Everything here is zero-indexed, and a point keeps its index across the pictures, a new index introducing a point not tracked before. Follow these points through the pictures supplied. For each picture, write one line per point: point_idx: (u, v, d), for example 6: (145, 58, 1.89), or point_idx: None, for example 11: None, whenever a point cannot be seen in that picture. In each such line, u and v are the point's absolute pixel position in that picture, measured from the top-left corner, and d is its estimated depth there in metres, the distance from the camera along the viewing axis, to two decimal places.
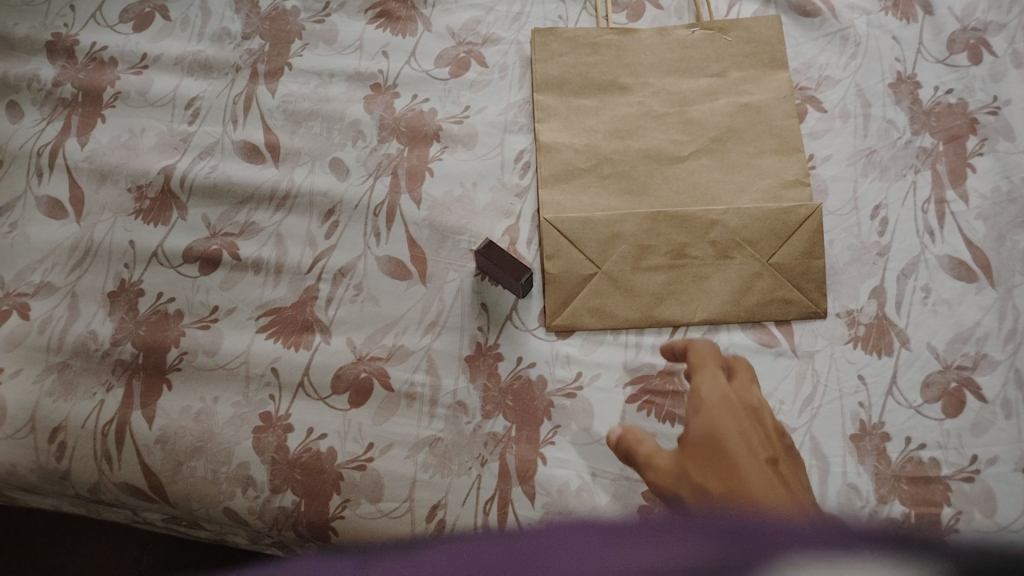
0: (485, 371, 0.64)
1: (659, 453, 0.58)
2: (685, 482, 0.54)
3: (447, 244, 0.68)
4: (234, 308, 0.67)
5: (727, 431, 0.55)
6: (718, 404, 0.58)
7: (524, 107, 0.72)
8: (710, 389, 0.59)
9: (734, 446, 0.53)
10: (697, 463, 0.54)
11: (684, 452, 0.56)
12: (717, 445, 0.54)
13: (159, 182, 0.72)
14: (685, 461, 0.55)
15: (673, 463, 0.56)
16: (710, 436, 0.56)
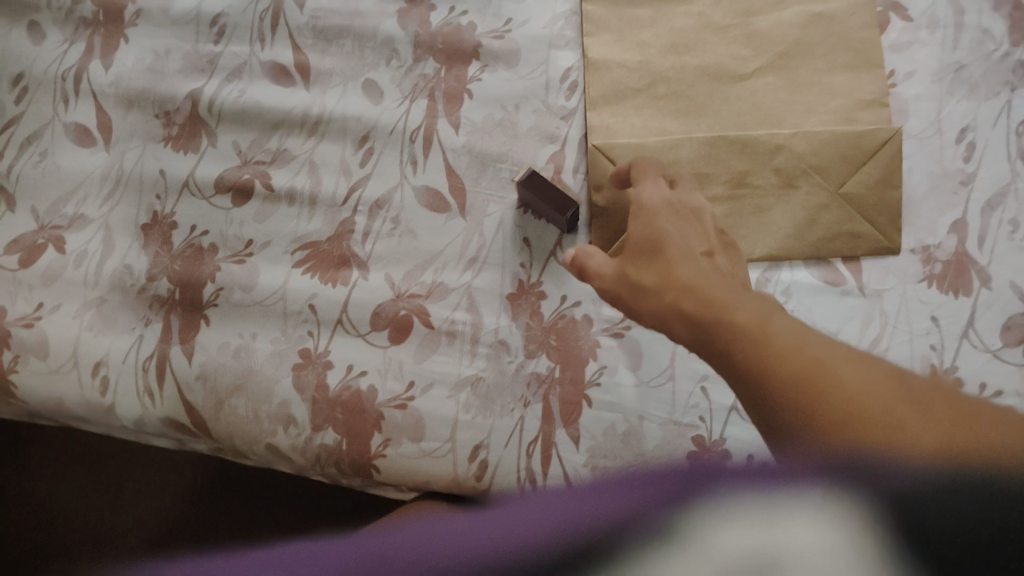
0: (527, 309, 0.61)
1: (612, 273, 0.50)
2: (629, 287, 0.49)
3: (488, 173, 0.64)
4: (269, 243, 0.64)
5: (675, 247, 0.49)
6: (676, 223, 0.51)
7: (571, 20, 0.66)
8: (656, 203, 0.52)
9: (680, 253, 0.48)
10: (653, 291, 0.47)
11: (638, 270, 0.49)
12: (675, 278, 0.46)
13: (186, 107, 0.69)
14: (641, 283, 0.48)
15: (642, 284, 0.48)
16: (664, 259, 0.48)
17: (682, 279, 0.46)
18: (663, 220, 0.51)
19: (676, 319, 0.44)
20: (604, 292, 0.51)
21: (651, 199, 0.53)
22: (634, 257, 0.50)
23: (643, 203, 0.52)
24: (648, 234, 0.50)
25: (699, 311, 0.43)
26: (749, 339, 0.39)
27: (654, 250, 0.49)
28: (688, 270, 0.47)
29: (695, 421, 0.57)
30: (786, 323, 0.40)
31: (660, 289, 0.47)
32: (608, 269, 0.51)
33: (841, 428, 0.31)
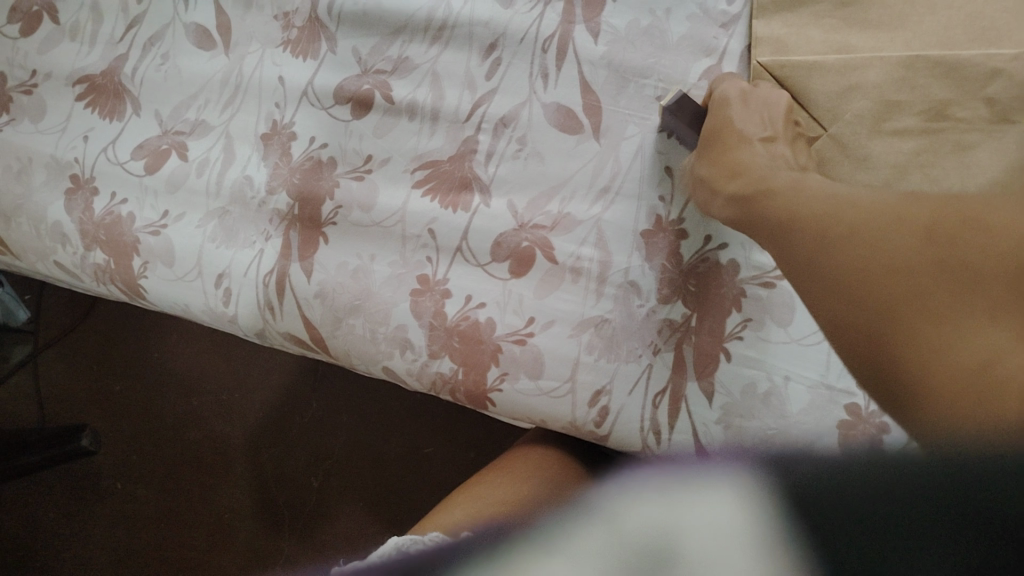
0: (663, 249, 0.55)
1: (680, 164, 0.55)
2: (690, 176, 0.53)
3: (628, 90, 0.56)
4: (389, 159, 0.60)
5: (728, 137, 0.52)
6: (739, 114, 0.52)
7: None
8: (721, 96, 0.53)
9: (732, 141, 0.51)
10: (708, 185, 0.51)
11: (699, 159, 0.53)
12: (726, 168, 0.50)
13: (306, 9, 0.64)
14: (696, 180, 0.53)
15: (694, 178, 0.53)
16: (717, 150, 0.52)
17: (729, 169, 0.50)
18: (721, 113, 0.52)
19: (722, 204, 0.50)
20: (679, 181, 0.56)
21: (727, 91, 0.52)
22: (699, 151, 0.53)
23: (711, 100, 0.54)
24: (709, 121, 0.52)
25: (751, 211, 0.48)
26: (795, 235, 0.44)
27: (712, 143, 0.52)
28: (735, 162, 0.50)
29: (852, 388, 0.50)
30: (827, 203, 0.43)
31: (713, 178, 0.51)
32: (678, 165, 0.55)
33: (883, 334, 0.38)
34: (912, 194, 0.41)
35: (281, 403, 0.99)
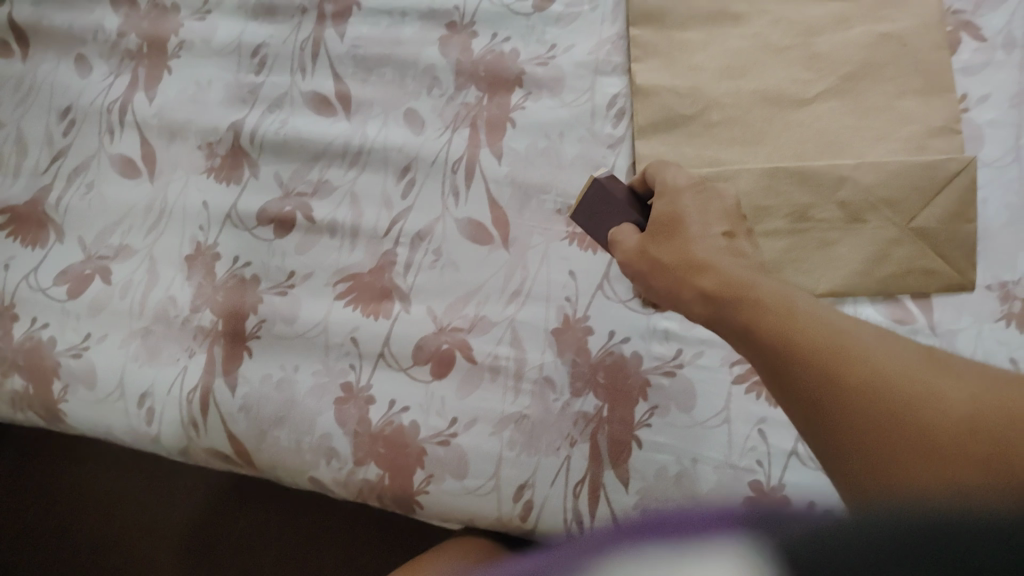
0: (573, 345, 0.59)
1: (622, 241, 0.49)
2: (648, 264, 0.47)
3: (531, 204, 0.62)
4: (311, 274, 0.64)
5: (689, 223, 0.46)
6: (697, 201, 0.47)
7: (618, 43, 0.64)
8: (676, 183, 0.49)
9: (697, 229, 0.46)
10: (669, 270, 0.46)
11: (652, 239, 0.47)
12: (693, 257, 0.45)
13: (228, 139, 0.68)
14: (651, 265, 0.47)
15: (649, 262, 0.47)
16: (677, 233, 0.46)
17: (698, 260, 0.44)
18: (677, 196, 0.48)
19: (693, 298, 0.44)
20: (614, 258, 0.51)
21: (675, 180, 0.49)
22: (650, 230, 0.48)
23: (661, 181, 0.50)
24: (661, 210, 0.48)
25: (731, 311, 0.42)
26: (800, 362, 0.38)
27: (671, 224, 0.47)
28: (703, 252, 0.45)
29: (752, 466, 0.54)
30: (830, 334, 0.39)
31: (675, 264, 0.45)
32: (621, 242, 0.49)
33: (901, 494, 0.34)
34: (937, 359, 0.38)
35: (203, 528, 0.94)
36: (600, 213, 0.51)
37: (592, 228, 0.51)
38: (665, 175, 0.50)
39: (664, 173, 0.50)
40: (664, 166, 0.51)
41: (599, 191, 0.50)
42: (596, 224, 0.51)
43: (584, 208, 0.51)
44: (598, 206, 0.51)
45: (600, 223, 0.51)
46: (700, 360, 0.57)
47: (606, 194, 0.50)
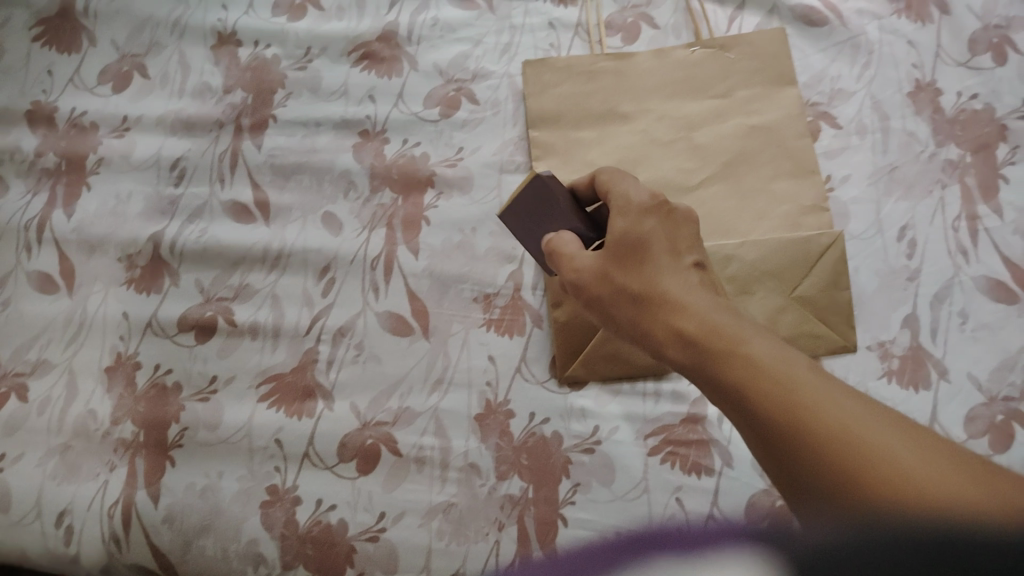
0: (496, 429, 0.60)
1: (573, 256, 0.46)
2: (611, 291, 0.44)
3: (449, 295, 0.65)
4: (233, 377, 0.64)
5: (656, 257, 0.44)
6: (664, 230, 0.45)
7: (519, 144, 0.69)
8: (643, 199, 0.46)
9: (666, 265, 0.44)
10: (635, 302, 0.43)
11: (615, 266, 0.44)
12: (662, 293, 0.42)
13: (149, 250, 0.69)
14: (612, 291, 0.44)
15: (614, 289, 0.44)
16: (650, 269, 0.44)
17: (677, 301, 0.42)
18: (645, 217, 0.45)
19: (668, 341, 0.42)
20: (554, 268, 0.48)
21: (632, 194, 0.46)
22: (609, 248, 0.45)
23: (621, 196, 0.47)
24: (621, 227, 0.45)
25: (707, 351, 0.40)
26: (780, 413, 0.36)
27: (639, 251, 0.44)
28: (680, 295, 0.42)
29: None
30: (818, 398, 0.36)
31: (643, 299, 0.43)
32: (570, 257, 0.46)
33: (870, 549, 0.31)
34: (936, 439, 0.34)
35: None
36: (536, 214, 0.49)
37: (525, 229, 0.50)
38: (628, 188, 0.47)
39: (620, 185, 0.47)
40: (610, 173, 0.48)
41: (536, 191, 0.48)
42: (530, 225, 0.49)
43: (522, 204, 0.49)
44: (535, 207, 0.49)
45: (535, 225, 0.49)
46: (616, 435, 0.59)
47: (547, 195, 0.48)
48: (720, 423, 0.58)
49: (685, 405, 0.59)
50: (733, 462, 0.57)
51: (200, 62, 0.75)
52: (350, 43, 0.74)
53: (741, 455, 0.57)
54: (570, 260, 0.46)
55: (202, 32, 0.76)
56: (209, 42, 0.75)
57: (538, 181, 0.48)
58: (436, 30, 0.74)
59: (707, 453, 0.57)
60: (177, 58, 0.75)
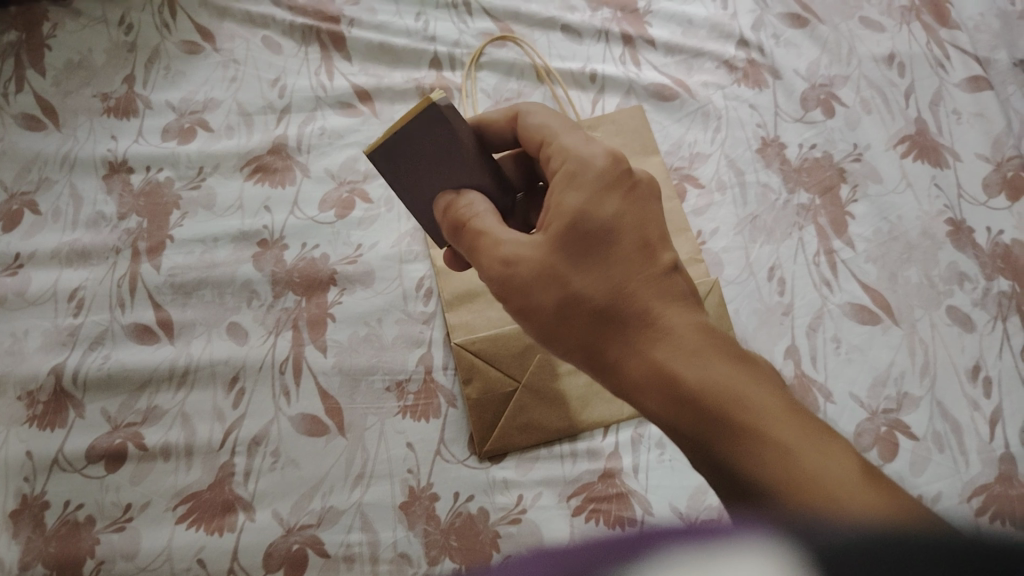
0: (423, 514, 0.60)
1: (506, 244, 0.46)
2: (560, 287, 0.44)
3: (361, 388, 0.66)
4: (148, 503, 0.62)
5: (605, 257, 0.45)
6: (613, 211, 0.46)
7: (416, 235, 0.73)
8: (596, 173, 0.46)
9: (616, 263, 0.45)
10: (581, 315, 0.44)
11: (560, 268, 0.44)
12: (622, 292, 0.44)
13: (50, 384, 0.67)
14: (559, 301, 0.44)
15: (561, 300, 0.44)
16: (599, 269, 0.44)
17: (632, 309, 0.43)
18: (590, 197, 0.46)
19: (630, 346, 0.43)
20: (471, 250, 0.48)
21: (570, 140, 0.48)
22: (546, 234, 0.45)
23: (558, 153, 0.48)
24: (576, 207, 0.45)
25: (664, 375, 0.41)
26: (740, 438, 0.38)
27: (581, 242, 0.45)
28: (634, 311, 0.43)
29: None
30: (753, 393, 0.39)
31: (592, 317, 0.44)
32: (498, 247, 0.46)
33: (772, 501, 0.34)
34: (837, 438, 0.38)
35: None
36: (420, 145, 0.46)
37: (395, 163, 0.47)
38: (570, 153, 0.47)
39: (551, 133, 0.49)
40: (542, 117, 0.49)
41: (431, 121, 0.45)
42: (406, 156, 0.47)
43: (411, 131, 0.45)
44: (423, 137, 0.46)
45: (415, 157, 0.47)
46: (540, 501, 0.61)
47: (442, 126, 0.46)
48: (636, 474, 0.61)
49: (601, 461, 0.62)
50: (653, 509, 0.60)
51: (93, 192, 0.75)
52: (241, 158, 0.77)
53: (659, 502, 0.60)
54: (499, 244, 0.46)
55: (93, 162, 0.77)
56: (100, 172, 0.76)
57: (436, 110, 0.45)
58: (324, 138, 0.78)
59: (628, 504, 0.60)
60: (69, 191, 0.75)
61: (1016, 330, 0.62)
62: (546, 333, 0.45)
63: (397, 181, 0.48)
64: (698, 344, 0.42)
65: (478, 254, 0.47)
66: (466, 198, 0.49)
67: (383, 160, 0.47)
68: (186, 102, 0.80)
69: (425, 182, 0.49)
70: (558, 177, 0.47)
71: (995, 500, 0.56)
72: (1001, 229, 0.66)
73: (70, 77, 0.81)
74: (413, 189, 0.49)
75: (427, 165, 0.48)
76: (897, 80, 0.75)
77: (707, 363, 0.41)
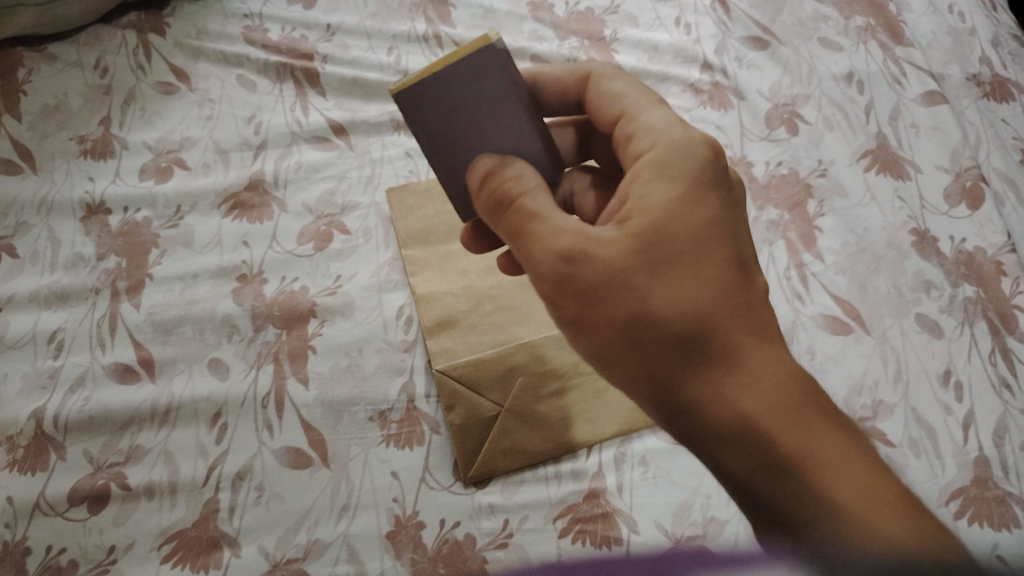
0: (410, 543, 0.60)
1: (574, 239, 0.41)
2: (629, 291, 0.41)
3: (343, 419, 0.66)
4: (133, 544, 0.61)
5: (694, 272, 0.41)
6: (709, 223, 0.42)
7: (395, 264, 0.74)
8: (690, 174, 0.43)
9: (704, 279, 0.41)
10: (655, 339, 0.41)
11: (645, 283, 0.41)
12: (704, 304, 0.41)
13: (31, 428, 0.65)
14: (629, 304, 0.41)
15: (637, 319, 0.40)
16: (688, 290, 0.41)
17: (710, 323, 0.41)
18: (687, 204, 0.42)
19: (706, 364, 0.41)
20: (517, 234, 0.43)
21: (651, 120, 0.46)
22: (627, 236, 0.41)
23: (655, 143, 0.44)
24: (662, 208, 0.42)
25: (740, 408, 0.40)
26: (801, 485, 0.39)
27: (670, 252, 0.41)
28: (718, 340, 0.41)
29: None
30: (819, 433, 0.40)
31: (669, 338, 0.40)
32: (561, 240, 0.41)
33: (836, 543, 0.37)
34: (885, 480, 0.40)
35: None
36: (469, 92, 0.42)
37: (438, 108, 0.42)
38: (669, 149, 0.44)
39: (638, 118, 0.46)
40: (621, 85, 0.49)
41: (483, 62, 0.41)
42: (442, 101, 0.42)
43: (457, 70, 0.41)
44: (470, 79, 0.42)
45: (453, 102, 0.42)
46: (527, 524, 0.61)
47: (495, 67, 0.42)
48: (620, 492, 0.62)
49: (586, 481, 0.62)
50: (639, 527, 0.60)
51: (71, 234, 0.75)
52: (219, 195, 0.77)
53: (644, 519, 0.60)
54: (556, 235, 0.42)
55: (71, 205, 0.77)
56: (78, 214, 0.76)
57: (492, 49, 0.41)
58: (301, 172, 0.79)
59: (614, 523, 0.60)
60: (47, 234, 0.75)
61: (983, 334, 0.64)
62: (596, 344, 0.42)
63: (425, 133, 0.43)
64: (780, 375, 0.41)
65: (528, 239, 0.43)
66: (516, 169, 0.44)
67: (414, 103, 0.42)
68: (163, 141, 0.81)
69: (460, 138, 0.44)
70: (652, 172, 0.43)
71: (972, 503, 0.57)
72: (963, 238, 0.69)
73: (46, 121, 0.81)
74: (443, 146, 0.44)
75: (468, 116, 0.43)
76: (857, 97, 0.78)
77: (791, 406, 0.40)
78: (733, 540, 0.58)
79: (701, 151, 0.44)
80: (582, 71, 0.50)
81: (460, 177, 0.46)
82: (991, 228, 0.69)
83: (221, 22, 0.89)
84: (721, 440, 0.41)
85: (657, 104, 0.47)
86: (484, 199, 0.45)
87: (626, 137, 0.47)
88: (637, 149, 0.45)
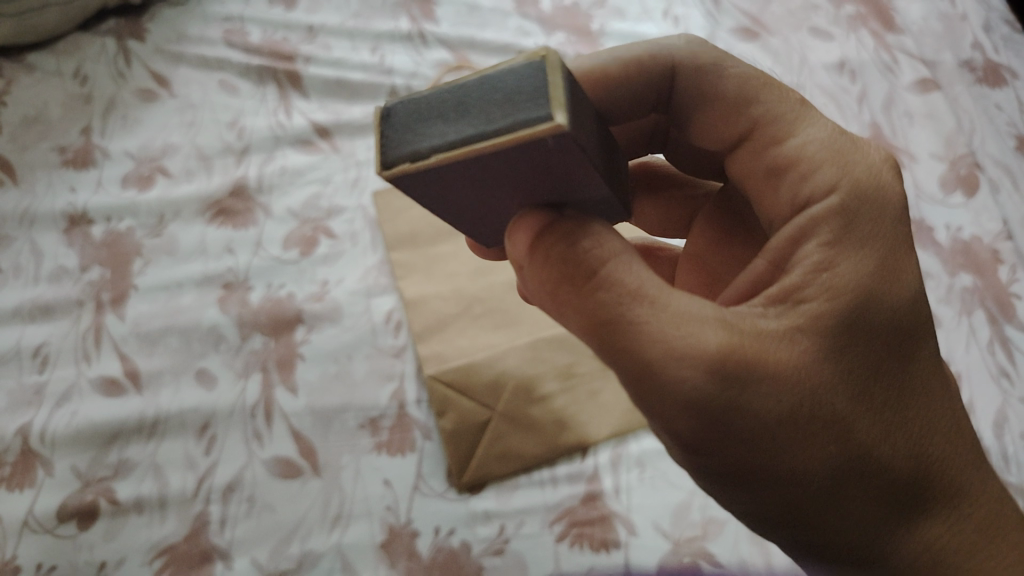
0: (405, 552, 0.59)
1: (729, 336, 0.35)
2: (797, 395, 0.36)
3: (333, 427, 0.65)
4: (124, 558, 0.60)
5: (865, 361, 0.37)
6: (890, 300, 0.38)
7: (382, 268, 0.73)
8: (865, 242, 0.38)
9: (874, 368, 0.38)
10: (823, 444, 0.36)
11: (813, 384, 0.36)
12: (870, 394, 0.37)
13: (17, 444, 0.64)
14: (795, 407, 0.36)
15: (803, 423, 0.36)
16: (858, 386, 0.37)
17: (877, 420, 0.38)
18: (875, 281, 0.38)
19: (878, 464, 0.37)
20: (617, 323, 0.34)
21: (813, 139, 0.41)
22: (795, 325, 0.36)
23: (836, 189, 0.39)
24: (832, 286, 0.37)
25: (887, 503, 0.38)
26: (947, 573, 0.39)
27: (844, 342, 0.37)
28: (883, 440, 0.38)
29: None
30: (971, 519, 0.40)
31: (833, 443, 0.37)
32: (711, 340, 0.34)
33: None
34: None
35: None
36: (515, 164, 0.31)
37: (469, 174, 0.31)
38: (857, 205, 0.39)
39: (796, 146, 0.41)
40: (734, 83, 0.44)
41: (536, 150, 0.29)
42: (467, 171, 0.31)
43: (503, 154, 0.29)
44: (510, 160, 0.30)
45: (490, 169, 0.31)
46: (524, 529, 0.60)
47: (557, 153, 0.30)
48: (618, 495, 0.60)
49: (582, 483, 0.61)
50: (637, 530, 0.59)
51: (53, 247, 0.74)
52: (202, 203, 0.76)
53: (643, 521, 0.59)
54: (693, 342, 0.34)
55: (52, 217, 0.75)
56: (60, 225, 0.75)
57: (560, 140, 0.28)
58: (285, 177, 0.78)
59: (612, 526, 0.59)
60: (29, 247, 0.74)
61: (980, 324, 0.63)
62: (730, 454, 0.36)
63: (445, 188, 0.33)
64: (938, 461, 0.39)
65: (637, 333, 0.34)
66: (592, 232, 0.36)
67: (418, 180, 0.32)
68: (145, 149, 0.80)
69: (492, 188, 0.34)
70: (831, 236, 0.38)
71: None
72: (959, 226, 0.68)
73: (26, 131, 0.80)
74: (470, 196, 0.35)
75: (508, 176, 0.32)
76: (849, 85, 0.77)
77: (937, 495, 0.39)
78: (732, 540, 0.58)
79: (894, 207, 0.39)
80: (665, 59, 0.45)
81: (489, 204, 0.37)
82: (986, 216, 0.68)
83: (202, 26, 0.88)
84: (874, 533, 0.39)
85: (815, 123, 0.42)
86: (546, 264, 0.36)
87: (785, 165, 0.41)
88: (805, 195, 0.40)
